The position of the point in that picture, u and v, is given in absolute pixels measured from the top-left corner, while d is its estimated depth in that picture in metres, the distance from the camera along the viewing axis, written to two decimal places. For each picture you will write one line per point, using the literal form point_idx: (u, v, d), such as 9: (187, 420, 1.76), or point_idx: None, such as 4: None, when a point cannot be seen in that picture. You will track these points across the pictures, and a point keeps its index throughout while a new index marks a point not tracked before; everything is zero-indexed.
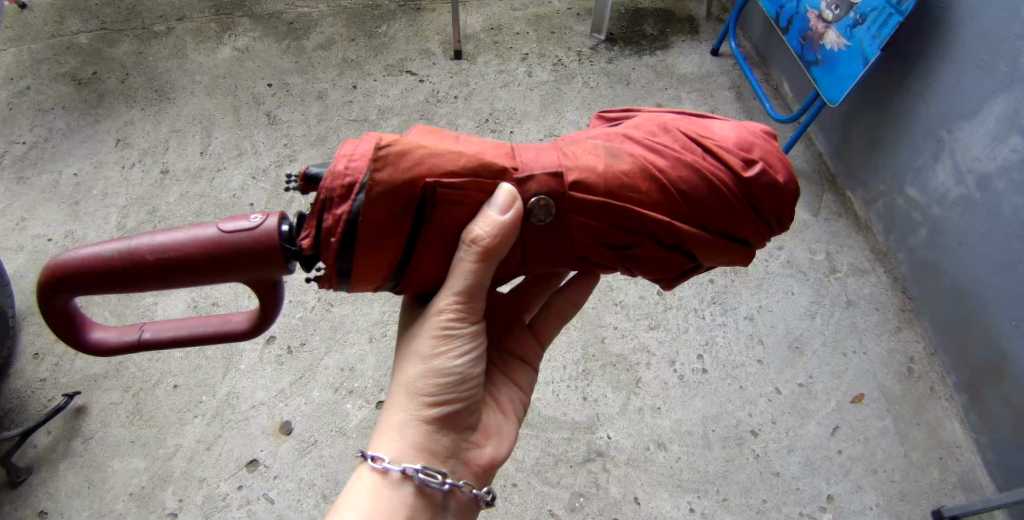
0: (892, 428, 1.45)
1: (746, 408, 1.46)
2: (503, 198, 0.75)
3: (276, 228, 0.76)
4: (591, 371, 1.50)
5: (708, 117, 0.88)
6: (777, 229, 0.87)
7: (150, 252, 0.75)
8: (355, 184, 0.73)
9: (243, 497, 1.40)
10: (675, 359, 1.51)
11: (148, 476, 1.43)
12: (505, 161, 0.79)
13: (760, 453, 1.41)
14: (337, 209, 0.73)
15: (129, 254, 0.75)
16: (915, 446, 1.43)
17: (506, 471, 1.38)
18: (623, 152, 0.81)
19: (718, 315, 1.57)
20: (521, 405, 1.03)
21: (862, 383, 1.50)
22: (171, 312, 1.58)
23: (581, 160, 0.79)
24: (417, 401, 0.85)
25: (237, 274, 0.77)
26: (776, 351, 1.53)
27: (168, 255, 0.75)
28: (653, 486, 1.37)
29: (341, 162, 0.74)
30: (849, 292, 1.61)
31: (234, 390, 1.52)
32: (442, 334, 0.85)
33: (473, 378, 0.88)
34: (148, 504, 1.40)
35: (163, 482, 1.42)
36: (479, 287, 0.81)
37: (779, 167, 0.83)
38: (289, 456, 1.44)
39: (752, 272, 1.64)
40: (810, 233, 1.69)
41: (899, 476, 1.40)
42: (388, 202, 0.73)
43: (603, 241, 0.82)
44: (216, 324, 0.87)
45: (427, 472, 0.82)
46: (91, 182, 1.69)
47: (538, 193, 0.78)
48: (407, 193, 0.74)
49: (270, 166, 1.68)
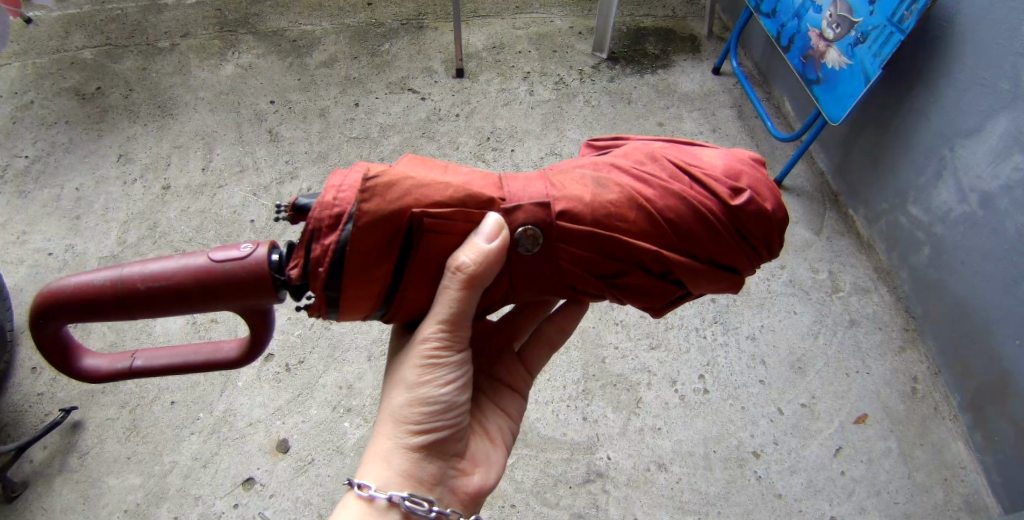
0: (896, 449, 1.43)
1: (748, 428, 1.45)
2: (490, 227, 0.75)
3: (266, 256, 0.75)
4: (591, 391, 1.49)
5: (696, 145, 0.87)
6: (766, 256, 0.87)
7: (141, 281, 0.74)
8: (343, 214, 0.73)
9: (238, 515, 1.38)
10: (676, 379, 1.50)
11: (144, 493, 1.42)
12: (493, 191, 0.78)
13: (762, 474, 1.40)
14: (325, 240, 0.73)
15: (121, 283, 0.74)
16: (919, 467, 1.41)
17: (505, 492, 1.37)
18: (611, 182, 0.80)
19: (719, 335, 1.56)
20: (510, 434, 1.01)
21: (865, 403, 1.48)
22: (171, 328, 1.58)
23: (567, 189, 0.79)
24: (403, 429, 0.84)
25: (230, 302, 0.77)
26: (778, 371, 1.52)
27: (160, 284, 0.74)
28: (653, 507, 1.36)
29: (330, 193, 0.74)
30: (852, 311, 1.60)
31: (232, 407, 1.51)
32: (427, 363, 0.84)
33: (458, 406, 0.87)
34: None
35: (159, 499, 1.41)
36: (463, 315, 0.81)
37: (767, 195, 0.82)
38: (285, 474, 1.42)
39: (753, 291, 1.63)
40: (812, 252, 1.69)
41: (903, 498, 1.38)
42: (375, 232, 0.73)
43: (591, 270, 0.81)
44: (208, 352, 0.86)
45: (413, 500, 0.80)
46: (93, 197, 1.69)
47: (525, 222, 0.77)
48: (394, 223, 0.73)
49: (272, 183, 1.68)
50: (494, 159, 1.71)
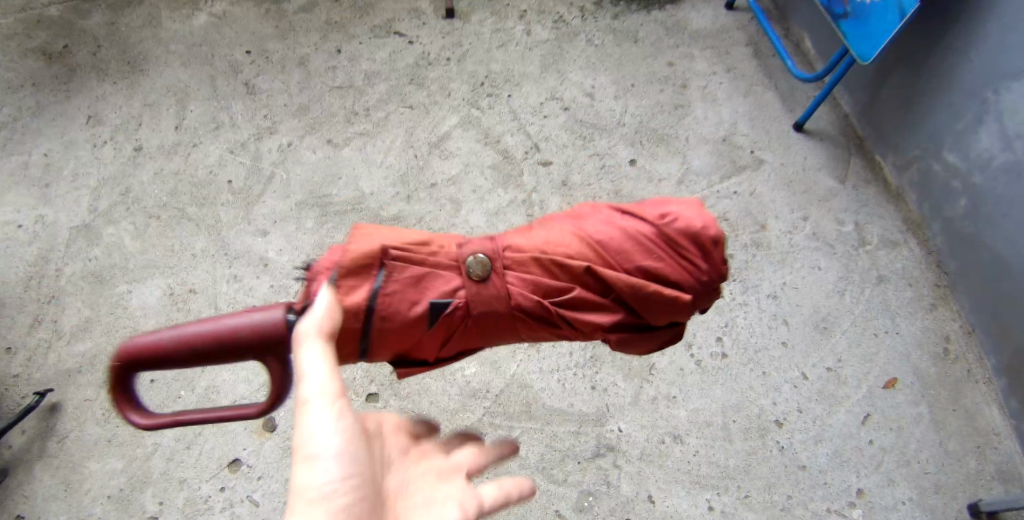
0: (927, 415, 1.33)
1: (771, 395, 1.34)
2: (413, 240, 0.72)
3: (286, 318, 0.69)
4: (599, 357, 1.37)
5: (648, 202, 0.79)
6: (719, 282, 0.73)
7: (169, 340, 0.69)
8: (332, 266, 0.70)
9: (225, 499, 1.32)
10: (692, 342, 1.37)
11: (126, 477, 1.34)
12: (451, 243, 0.75)
13: (785, 445, 1.30)
14: (314, 287, 0.70)
15: (152, 349, 0.69)
16: (951, 435, 1.31)
17: (509, 469, 1.28)
18: (548, 225, 0.75)
19: (737, 294, 1.40)
20: None
21: (895, 366, 1.37)
22: (148, 301, 1.44)
23: (509, 237, 0.74)
24: None
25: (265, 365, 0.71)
26: (801, 331, 1.38)
27: (190, 344, 0.69)
28: (668, 482, 1.27)
29: (331, 252, 0.72)
30: (881, 266, 1.45)
31: (214, 384, 1.40)
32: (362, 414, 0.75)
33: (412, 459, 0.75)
34: (127, 508, 1.32)
35: (142, 484, 1.33)
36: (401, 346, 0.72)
37: (697, 216, 0.70)
38: (272, 455, 1.35)
39: (774, 245, 1.45)
40: (836, 202, 1.48)
41: (934, 468, 1.28)
42: (362, 273, 0.69)
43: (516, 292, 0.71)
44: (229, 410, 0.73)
45: None
46: (63, 162, 1.59)
47: (471, 253, 0.72)
48: (370, 265, 0.69)
49: (249, 139, 1.56)
50: (489, 105, 1.60)
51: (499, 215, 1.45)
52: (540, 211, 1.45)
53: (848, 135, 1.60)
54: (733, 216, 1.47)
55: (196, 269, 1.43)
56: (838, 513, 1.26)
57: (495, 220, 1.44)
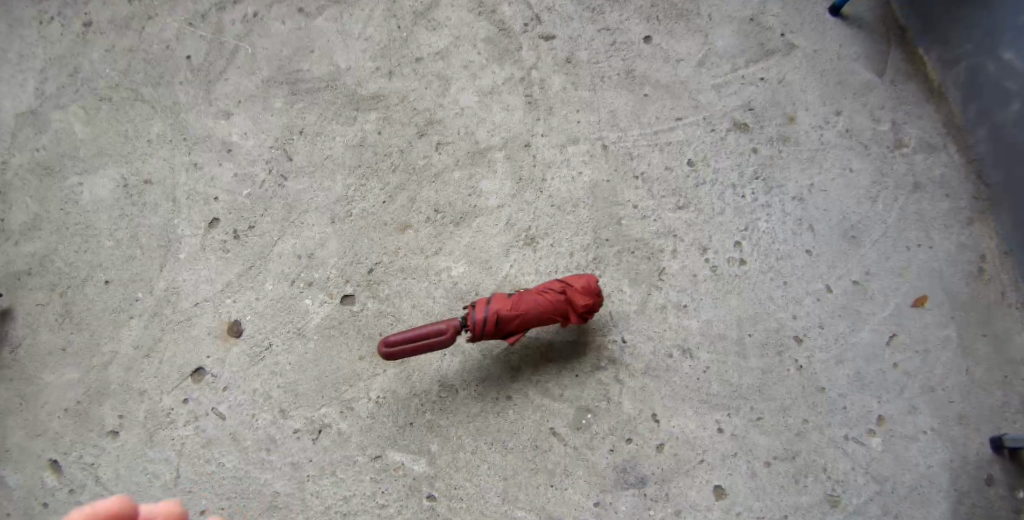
0: (955, 339, 1.20)
1: (791, 308, 1.21)
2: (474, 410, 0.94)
3: None
4: (603, 259, 1.22)
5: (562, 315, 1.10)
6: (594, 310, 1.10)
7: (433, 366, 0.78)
8: None
9: (190, 412, 1.19)
10: (708, 247, 1.23)
11: (83, 389, 1.21)
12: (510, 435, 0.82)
13: (804, 364, 1.18)
14: None
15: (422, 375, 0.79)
16: (979, 362, 1.19)
17: (500, 382, 1.17)
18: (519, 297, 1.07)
19: (760, 195, 1.26)
20: None
21: (925, 282, 1.24)
22: (99, 194, 1.31)
23: None
24: None
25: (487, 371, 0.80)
26: (828, 238, 1.25)
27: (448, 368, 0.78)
28: (675, 401, 1.16)
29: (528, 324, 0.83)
30: (918, 172, 1.29)
31: (174, 284, 1.25)
32: None
33: None
34: (87, 422, 1.20)
35: (101, 396, 1.21)
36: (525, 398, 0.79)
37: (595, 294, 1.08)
38: (240, 363, 1.20)
39: (802, 141, 1.29)
40: (874, 96, 1.32)
41: (958, 397, 1.17)
42: None
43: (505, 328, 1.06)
44: None
45: None
46: (5, 44, 1.39)
47: None
48: None
49: (210, 10, 1.37)
50: None
51: (492, 94, 1.31)
52: (540, 92, 1.31)
53: (886, 25, 1.37)
54: (759, 104, 1.31)
55: (151, 159, 1.31)
56: (855, 440, 1.15)
57: (487, 99, 1.30)
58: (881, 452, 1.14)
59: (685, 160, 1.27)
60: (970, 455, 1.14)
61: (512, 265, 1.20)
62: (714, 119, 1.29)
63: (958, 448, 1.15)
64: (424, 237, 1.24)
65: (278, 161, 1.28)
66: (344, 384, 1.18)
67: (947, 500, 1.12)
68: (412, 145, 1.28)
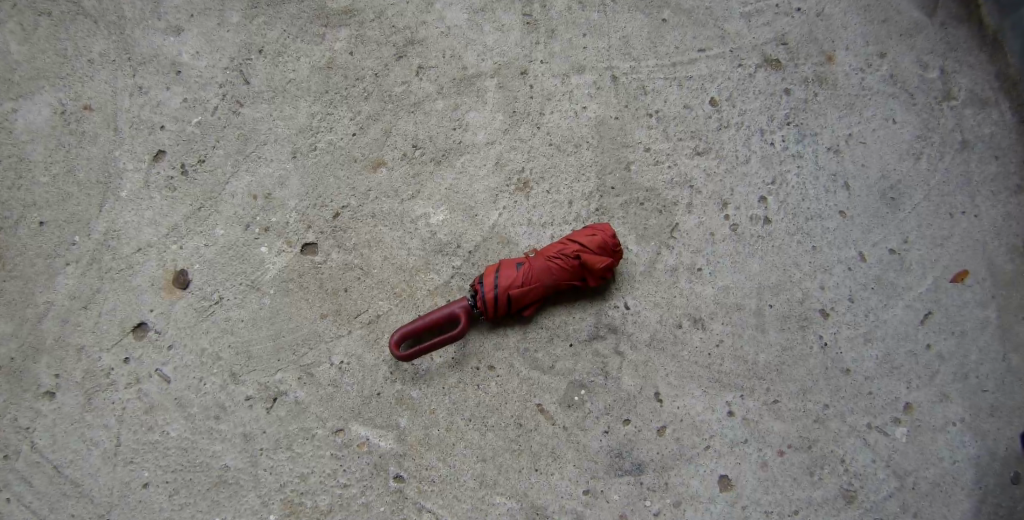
0: (995, 321, 1.04)
1: (818, 277, 1.05)
2: None
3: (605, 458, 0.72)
4: (608, 210, 1.07)
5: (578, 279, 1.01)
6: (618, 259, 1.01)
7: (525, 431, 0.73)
8: None
9: (130, 373, 1.02)
10: (728, 201, 1.08)
11: (18, 345, 1.02)
12: None
13: (829, 341, 1.03)
14: None
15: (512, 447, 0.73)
16: (1018, 348, 1.03)
17: (482, 350, 1.02)
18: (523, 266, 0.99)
19: (792, 145, 1.11)
20: None
21: (966, 255, 1.07)
22: (33, 122, 1.12)
23: None
24: None
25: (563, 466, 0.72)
26: (864, 199, 1.09)
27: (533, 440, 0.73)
28: (681, 378, 1.01)
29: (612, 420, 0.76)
30: (966, 129, 1.12)
31: (115, 227, 1.07)
32: None
33: None
34: (20, 382, 1.01)
35: (35, 353, 1.02)
36: None
37: (609, 242, 0.98)
38: (186, 319, 1.04)
39: (841, 85, 1.15)
40: (921, 39, 1.17)
41: (993, 386, 1.01)
42: None
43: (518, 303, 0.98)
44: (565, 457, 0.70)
45: None
46: None
47: None
48: None
49: None
50: None
51: (485, 10, 1.18)
52: (540, 10, 1.18)
53: None
54: (794, 38, 1.17)
55: (91, 82, 1.13)
56: (880, 430, 1.00)
57: (479, 18, 1.17)
58: (906, 444, 0.99)
59: (706, 98, 1.13)
60: (999, 451, 0.99)
61: (501, 213, 1.07)
62: (743, 53, 1.16)
63: (988, 444, 0.99)
64: (400, 177, 1.10)
65: (234, 86, 1.13)
66: (303, 347, 1.03)
67: (971, 501, 0.97)
68: (388, 68, 1.15)
